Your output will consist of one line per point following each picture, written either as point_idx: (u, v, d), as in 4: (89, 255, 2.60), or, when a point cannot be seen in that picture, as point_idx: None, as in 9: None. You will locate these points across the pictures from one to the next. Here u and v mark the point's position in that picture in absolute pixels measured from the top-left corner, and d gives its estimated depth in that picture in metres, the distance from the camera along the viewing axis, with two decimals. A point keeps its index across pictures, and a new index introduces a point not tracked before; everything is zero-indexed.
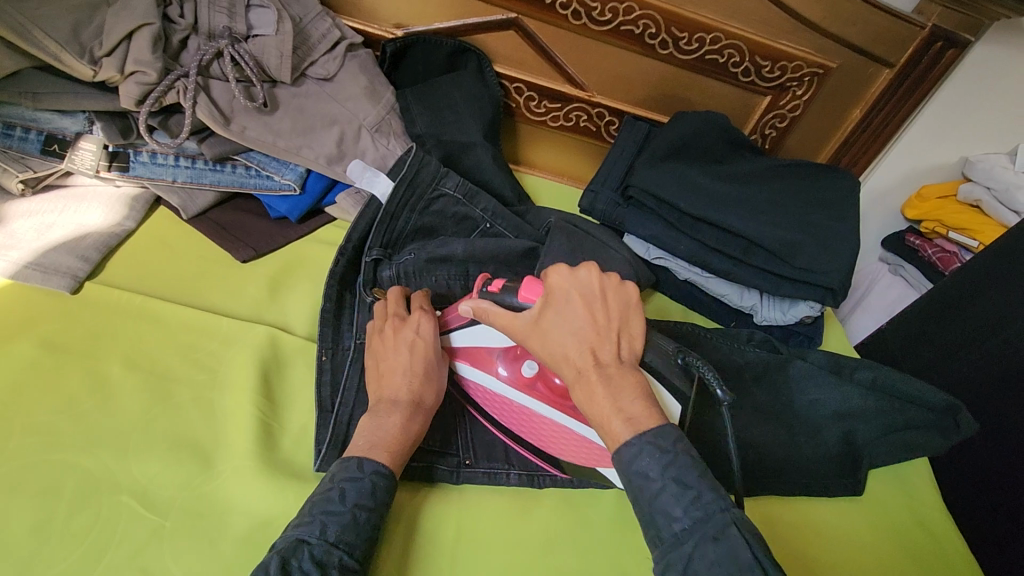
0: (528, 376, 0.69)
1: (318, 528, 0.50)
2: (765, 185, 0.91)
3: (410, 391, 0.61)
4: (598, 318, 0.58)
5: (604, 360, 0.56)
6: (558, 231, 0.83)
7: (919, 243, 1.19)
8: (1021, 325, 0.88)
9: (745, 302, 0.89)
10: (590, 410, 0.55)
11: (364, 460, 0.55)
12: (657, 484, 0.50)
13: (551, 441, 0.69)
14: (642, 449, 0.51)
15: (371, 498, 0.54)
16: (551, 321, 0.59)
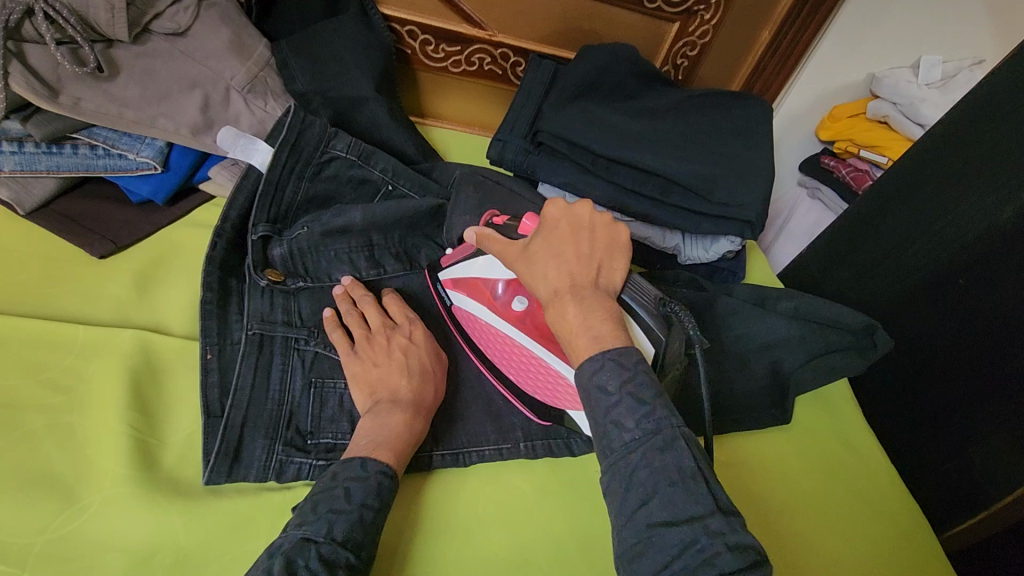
0: (518, 311, 0.66)
1: (324, 527, 0.48)
2: (680, 119, 0.88)
3: (412, 393, 0.59)
4: (582, 249, 0.53)
5: (580, 278, 0.52)
6: (466, 184, 0.77)
7: (833, 164, 1.20)
8: (927, 238, 0.91)
9: (669, 243, 0.86)
10: (560, 328, 0.51)
11: (367, 460, 0.53)
12: (614, 398, 0.47)
13: (533, 380, 0.66)
14: (603, 364, 0.48)
15: (377, 498, 0.52)
16: (539, 247, 0.55)
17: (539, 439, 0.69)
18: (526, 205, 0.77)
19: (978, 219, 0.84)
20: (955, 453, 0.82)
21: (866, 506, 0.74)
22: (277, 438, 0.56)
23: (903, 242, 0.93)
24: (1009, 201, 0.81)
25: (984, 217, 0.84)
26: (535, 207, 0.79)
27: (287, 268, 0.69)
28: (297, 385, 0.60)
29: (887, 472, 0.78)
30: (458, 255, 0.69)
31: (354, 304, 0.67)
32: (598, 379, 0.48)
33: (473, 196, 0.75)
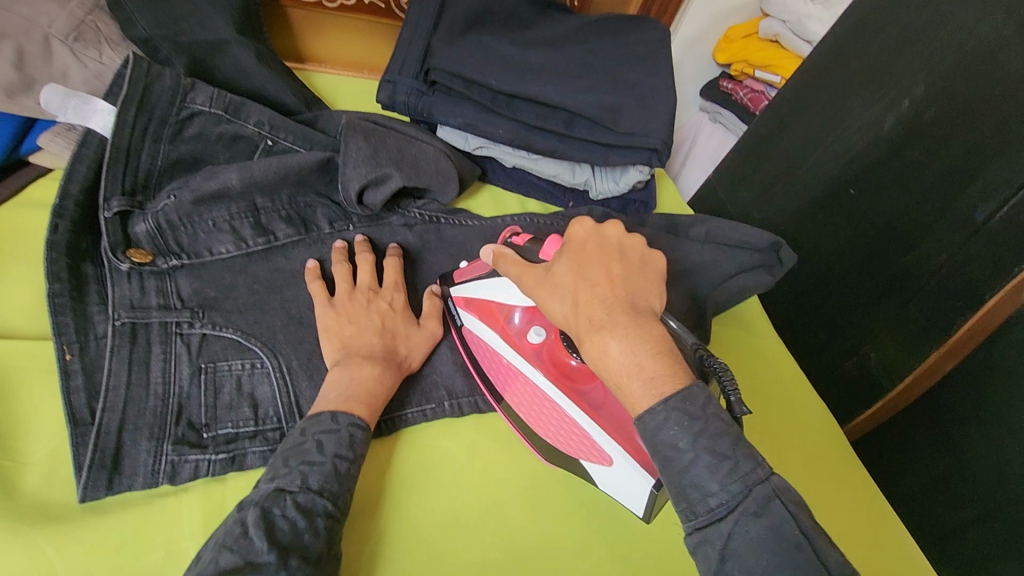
0: (535, 342, 0.63)
1: (298, 478, 0.48)
2: (578, 47, 0.84)
3: (386, 349, 0.59)
4: (616, 274, 0.51)
5: (619, 309, 0.49)
6: (355, 131, 0.68)
7: (731, 88, 1.21)
8: (819, 154, 0.95)
9: (578, 179, 0.84)
10: (603, 368, 0.48)
11: (339, 413, 0.52)
12: (688, 454, 0.44)
13: (544, 422, 0.61)
14: (668, 415, 0.45)
15: (349, 449, 0.51)
16: (565, 272, 0.53)
17: (464, 396, 0.65)
18: (424, 151, 0.73)
19: (864, 129, 0.89)
20: (853, 351, 0.88)
21: (831, 439, 0.78)
22: (165, 438, 0.49)
23: (798, 161, 0.99)
24: (891, 110, 0.85)
25: (870, 127, 0.88)
26: (434, 151, 0.74)
27: (156, 246, 0.60)
28: (184, 374, 0.53)
29: (800, 382, 0.83)
30: (471, 271, 0.66)
31: (349, 259, 0.67)
32: (665, 433, 0.45)
33: (366, 147, 0.68)
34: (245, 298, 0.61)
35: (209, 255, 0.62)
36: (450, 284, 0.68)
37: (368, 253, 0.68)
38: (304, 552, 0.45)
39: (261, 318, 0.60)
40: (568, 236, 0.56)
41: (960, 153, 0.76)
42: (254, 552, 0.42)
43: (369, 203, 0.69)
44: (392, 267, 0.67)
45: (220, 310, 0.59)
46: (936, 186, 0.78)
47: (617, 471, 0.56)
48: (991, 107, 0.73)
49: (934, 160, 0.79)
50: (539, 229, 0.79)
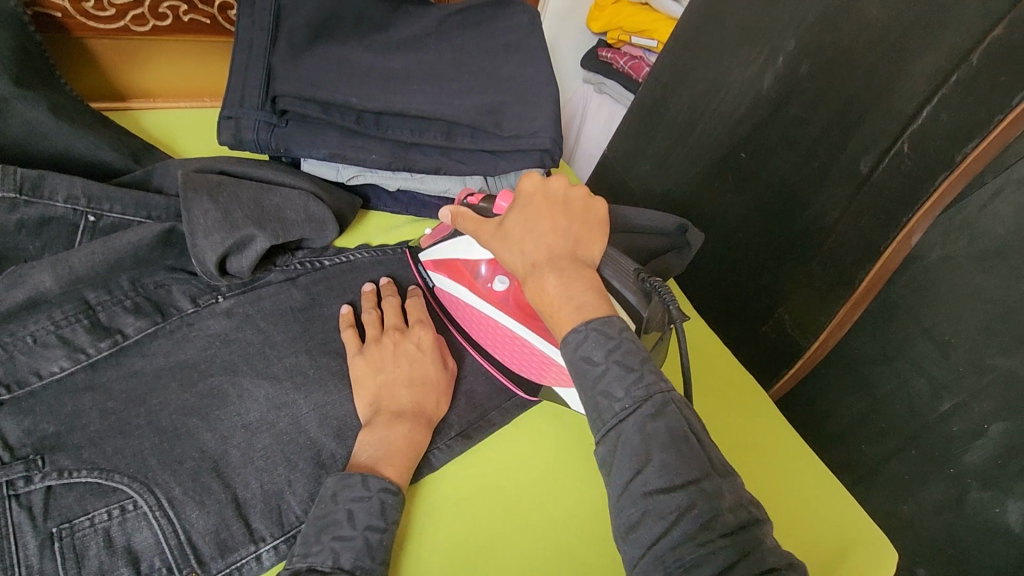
0: (500, 290, 0.63)
1: (329, 556, 0.44)
2: (445, 45, 0.76)
3: (415, 401, 0.57)
4: (559, 220, 0.52)
5: (556, 254, 0.50)
6: (197, 190, 0.56)
7: (610, 56, 1.17)
8: (706, 117, 0.94)
9: (470, 190, 0.77)
10: (539, 301, 0.49)
11: (369, 477, 0.49)
12: (601, 368, 0.45)
13: (517, 356, 0.63)
14: (589, 334, 0.46)
15: (382, 517, 0.48)
16: (514, 223, 0.53)
17: None
18: (287, 196, 0.61)
19: (745, 90, 0.88)
20: (769, 314, 0.89)
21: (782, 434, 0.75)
22: None
23: (688, 127, 0.98)
24: (767, 67, 0.85)
25: (750, 87, 0.87)
26: (299, 193, 0.63)
27: None
28: (31, 548, 0.43)
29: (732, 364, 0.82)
30: (440, 236, 0.67)
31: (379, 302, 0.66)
32: (585, 350, 0.46)
33: (216, 206, 0.56)
34: (99, 423, 0.50)
35: (41, 378, 0.50)
36: (420, 251, 0.70)
37: (396, 294, 0.67)
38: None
39: (124, 443, 0.49)
40: (518, 190, 0.56)
41: (837, 106, 0.77)
42: None
43: (236, 271, 0.59)
44: (390, 307, 0.64)
45: (67, 449, 0.48)
46: (821, 141, 0.79)
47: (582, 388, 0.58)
48: (858, 58, 0.74)
49: (813, 115, 0.80)
50: None
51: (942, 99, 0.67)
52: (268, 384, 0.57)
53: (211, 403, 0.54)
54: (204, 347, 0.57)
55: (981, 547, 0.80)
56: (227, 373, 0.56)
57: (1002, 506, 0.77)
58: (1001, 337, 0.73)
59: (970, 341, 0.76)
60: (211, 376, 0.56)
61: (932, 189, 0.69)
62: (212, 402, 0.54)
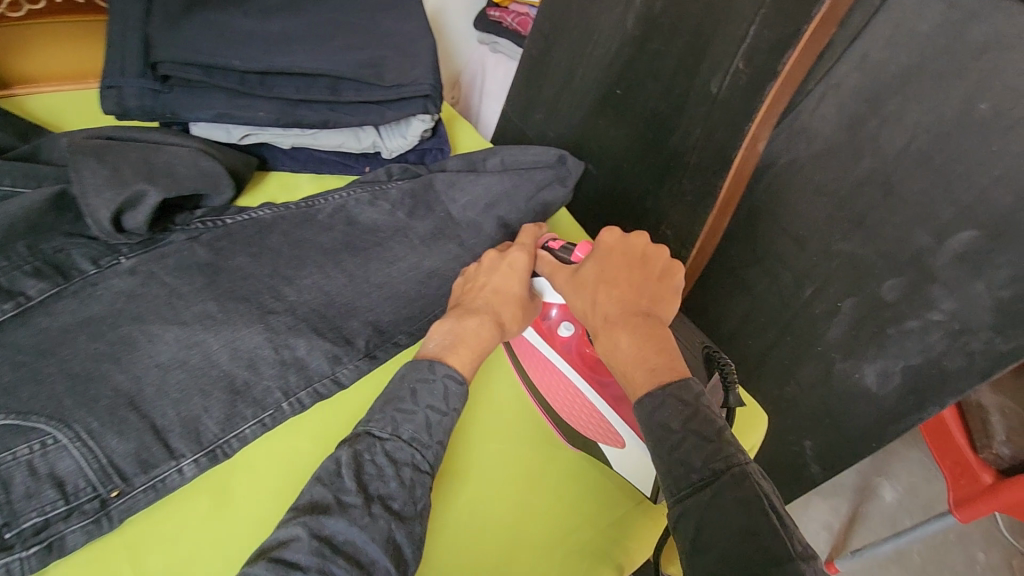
0: (564, 336, 0.71)
1: (390, 426, 0.55)
2: (322, 5, 0.80)
3: (490, 304, 0.67)
4: (635, 279, 0.62)
5: (637, 313, 0.60)
6: (84, 154, 0.60)
7: (500, 15, 1.24)
8: (585, 62, 1.02)
9: (364, 143, 0.82)
10: (613, 358, 0.59)
11: (434, 364, 0.60)
12: (678, 436, 0.51)
13: (574, 410, 0.69)
14: (666, 400, 0.53)
15: (444, 401, 0.58)
16: (592, 271, 0.64)
17: (301, 390, 0.61)
18: (176, 154, 0.65)
19: (614, 32, 0.96)
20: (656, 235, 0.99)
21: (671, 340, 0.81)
22: None
23: (571, 74, 1.05)
24: (629, 9, 0.93)
25: (618, 28, 0.95)
26: (188, 150, 0.66)
27: None
28: None
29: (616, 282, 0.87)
30: None
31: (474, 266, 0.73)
32: (659, 414, 0.53)
33: (104, 167, 0.60)
34: (9, 375, 0.53)
35: None
36: None
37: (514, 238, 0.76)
38: (387, 496, 0.52)
39: (38, 389, 0.53)
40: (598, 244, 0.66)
41: (690, 37, 0.86)
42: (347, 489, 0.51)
43: (133, 228, 0.62)
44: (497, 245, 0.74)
45: None
46: (679, 71, 0.88)
47: (628, 452, 0.66)
48: None
49: (670, 48, 0.88)
50: (337, 205, 0.78)
51: (765, 18, 0.76)
52: (178, 328, 0.61)
53: (122, 349, 0.58)
54: (110, 302, 0.61)
55: (849, 408, 0.93)
56: (135, 322, 0.60)
57: (860, 371, 0.90)
58: (842, 224, 0.85)
59: (818, 233, 0.87)
60: (120, 326, 0.59)
61: (765, 98, 0.79)
62: (123, 348, 0.58)
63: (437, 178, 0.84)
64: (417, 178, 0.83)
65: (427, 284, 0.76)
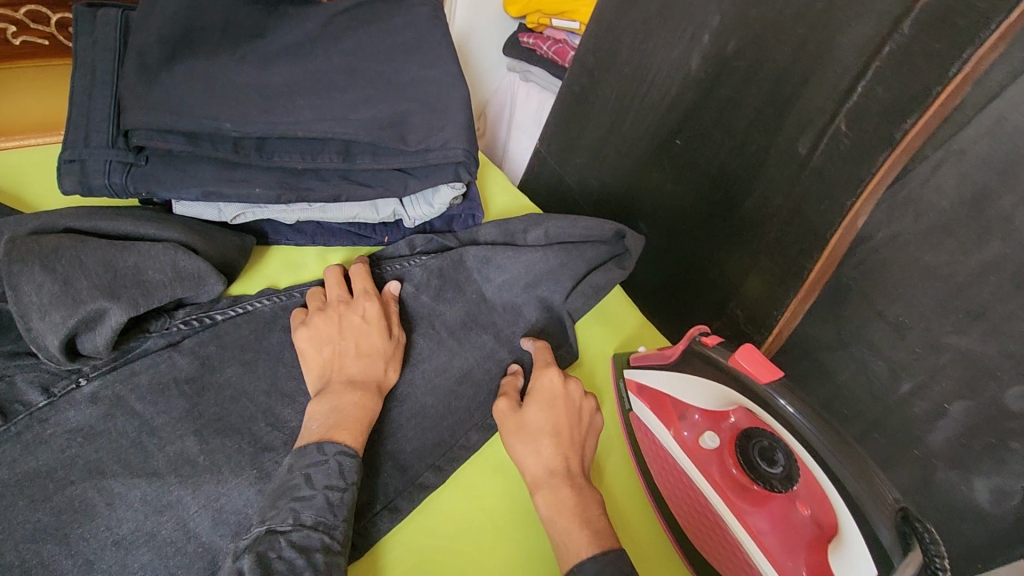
0: (706, 445, 0.58)
1: (289, 516, 0.44)
2: (333, 47, 0.66)
3: (365, 370, 0.56)
4: (572, 425, 0.57)
5: (576, 469, 0.55)
6: (25, 260, 0.46)
7: (533, 42, 1.10)
8: (637, 103, 0.87)
9: (383, 212, 0.68)
10: (553, 520, 0.52)
11: (324, 443, 0.49)
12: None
13: (709, 538, 0.55)
14: (604, 563, 0.47)
15: (342, 478, 0.47)
16: (532, 414, 0.57)
17: None
18: (147, 253, 0.51)
19: (673, 73, 0.81)
20: (720, 310, 0.84)
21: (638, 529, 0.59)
22: None
23: (619, 116, 0.90)
24: (693, 46, 0.78)
25: (677, 68, 0.81)
26: (162, 245, 0.53)
27: None
28: None
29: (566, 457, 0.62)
30: (652, 359, 0.63)
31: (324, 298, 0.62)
32: None
33: (52, 276, 0.46)
34: None
35: None
36: (626, 367, 0.65)
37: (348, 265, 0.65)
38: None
39: None
40: (534, 382, 0.60)
41: (770, 86, 0.71)
42: None
43: (90, 349, 0.49)
44: (333, 280, 0.63)
45: None
46: (755, 124, 0.74)
47: None
48: (790, 31, 0.68)
49: (747, 96, 0.74)
50: None
51: (875, 77, 0.63)
52: (146, 483, 0.47)
53: (71, 521, 0.44)
54: (61, 449, 0.47)
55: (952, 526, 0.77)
56: (92, 478, 0.47)
57: (969, 485, 0.72)
58: (954, 314, 0.69)
59: (923, 321, 0.73)
60: (71, 485, 0.46)
61: (876, 168, 0.65)
62: (73, 520, 0.44)
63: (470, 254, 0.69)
64: (447, 255, 0.69)
65: (460, 393, 0.62)
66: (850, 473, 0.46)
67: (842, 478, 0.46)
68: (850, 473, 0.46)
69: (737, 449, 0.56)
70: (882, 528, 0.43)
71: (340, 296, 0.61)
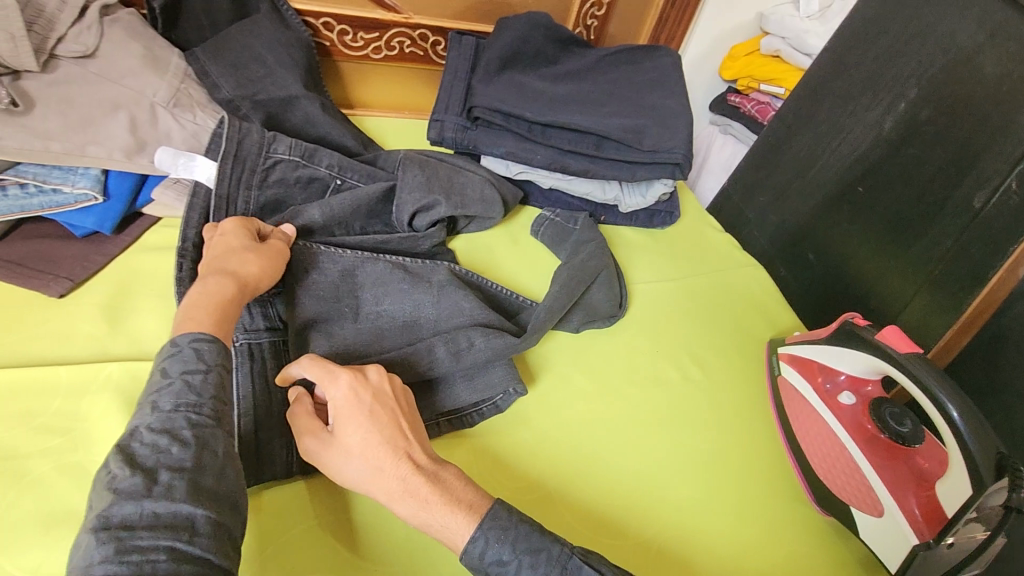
0: (844, 405, 0.71)
1: (147, 408, 0.46)
2: (601, 77, 0.95)
3: (215, 268, 0.59)
4: (400, 424, 0.53)
5: (422, 463, 0.52)
6: (411, 163, 0.79)
7: (739, 101, 1.31)
8: (827, 153, 1.02)
9: (608, 195, 0.92)
10: (418, 520, 0.50)
11: (177, 335, 0.52)
12: (514, 556, 0.50)
13: (831, 471, 0.67)
14: (487, 534, 0.50)
15: (198, 360, 0.50)
16: (346, 428, 0.52)
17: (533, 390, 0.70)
18: (470, 179, 0.83)
19: (866, 132, 0.96)
20: None
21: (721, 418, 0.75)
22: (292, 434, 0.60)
23: (806, 165, 1.06)
24: (889, 111, 0.93)
25: (871, 128, 0.95)
26: (480, 179, 0.84)
27: None
28: None
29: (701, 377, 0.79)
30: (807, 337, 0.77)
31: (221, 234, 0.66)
32: (491, 554, 0.49)
33: (420, 173, 0.79)
34: None
35: None
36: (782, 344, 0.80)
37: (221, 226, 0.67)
38: (176, 464, 0.43)
39: None
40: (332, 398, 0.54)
41: (953, 147, 0.84)
42: (120, 480, 0.41)
43: (417, 226, 0.78)
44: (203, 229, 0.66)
45: None
46: (936, 178, 0.86)
47: (882, 525, 0.62)
48: (982, 103, 0.81)
49: (932, 154, 0.86)
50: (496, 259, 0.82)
51: None
52: None
53: None
54: None
55: None
56: None
57: None
58: None
59: None
60: None
61: None
62: None
63: (340, 267, 0.69)
64: (336, 261, 0.69)
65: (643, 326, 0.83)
66: (969, 429, 0.56)
67: (962, 434, 0.57)
68: (971, 430, 0.56)
69: (870, 408, 0.69)
70: (983, 465, 0.54)
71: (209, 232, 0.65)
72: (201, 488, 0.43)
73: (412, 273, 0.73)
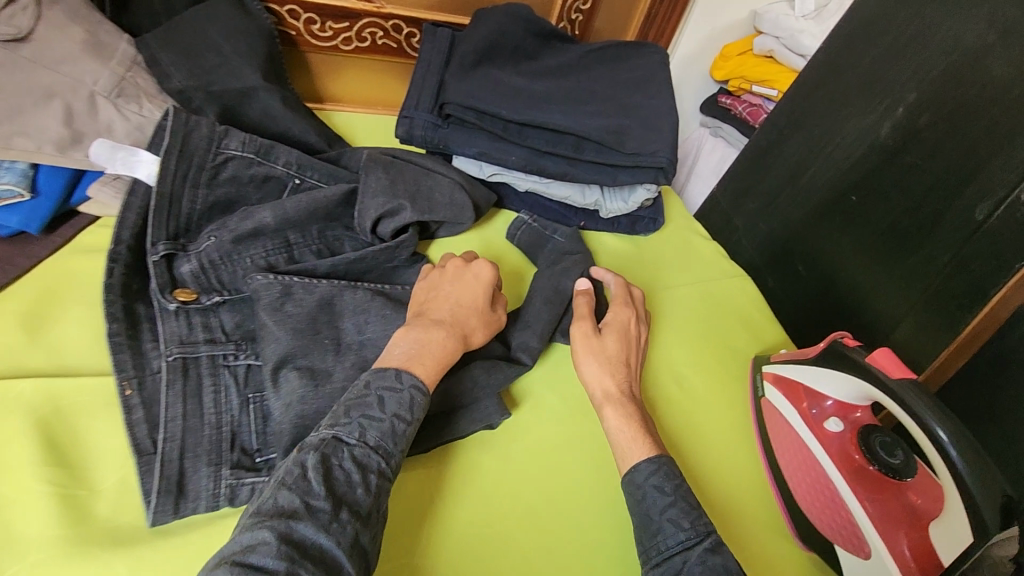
0: (832, 431, 0.66)
1: (357, 431, 0.51)
2: (583, 75, 0.89)
3: (454, 316, 0.63)
4: (620, 357, 0.69)
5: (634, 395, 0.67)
6: (376, 164, 0.74)
7: (730, 102, 1.26)
8: (819, 160, 0.98)
9: (589, 199, 0.87)
10: (616, 433, 0.63)
11: (401, 372, 0.55)
12: (671, 497, 0.57)
13: (814, 503, 0.63)
14: (660, 465, 0.60)
15: (408, 411, 0.54)
16: (609, 340, 0.70)
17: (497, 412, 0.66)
18: (439, 183, 0.77)
19: (861, 138, 0.91)
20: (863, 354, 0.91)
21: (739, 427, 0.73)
22: (223, 463, 0.54)
23: (798, 172, 1.01)
24: (885, 117, 0.88)
25: (865, 135, 0.91)
26: (451, 184, 0.78)
27: (199, 284, 0.64)
28: (234, 403, 0.58)
29: (691, 396, 0.74)
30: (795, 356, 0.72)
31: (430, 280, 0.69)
32: (653, 479, 0.58)
33: (385, 175, 0.73)
34: None
35: (222, 283, 0.65)
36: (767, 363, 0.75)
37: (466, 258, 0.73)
38: (355, 505, 0.47)
39: None
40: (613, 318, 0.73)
41: (953, 156, 0.79)
42: (311, 492, 0.46)
43: (382, 233, 0.72)
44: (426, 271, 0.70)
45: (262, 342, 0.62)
46: (934, 188, 0.81)
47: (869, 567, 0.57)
48: (983, 111, 0.76)
49: (931, 163, 0.82)
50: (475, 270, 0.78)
51: None
52: None
53: None
54: None
55: None
56: None
57: None
58: None
59: None
60: None
61: None
62: None
63: (317, 296, 0.63)
64: (313, 291, 0.63)
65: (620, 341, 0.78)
66: (968, 467, 0.51)
67: (961, 473, 0.52)
68: (971, 470, 0.51)
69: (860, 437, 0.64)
70: (984, 510, 0.49)
71: (457, 263, 0.69)
72: (358, 542, 0.46)
73: (394, 300, 0.68)
